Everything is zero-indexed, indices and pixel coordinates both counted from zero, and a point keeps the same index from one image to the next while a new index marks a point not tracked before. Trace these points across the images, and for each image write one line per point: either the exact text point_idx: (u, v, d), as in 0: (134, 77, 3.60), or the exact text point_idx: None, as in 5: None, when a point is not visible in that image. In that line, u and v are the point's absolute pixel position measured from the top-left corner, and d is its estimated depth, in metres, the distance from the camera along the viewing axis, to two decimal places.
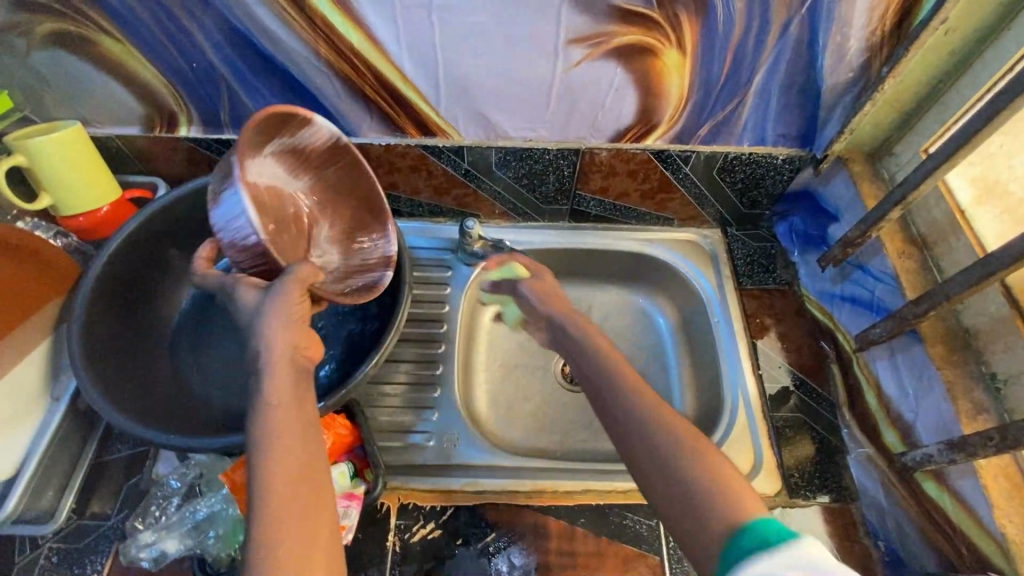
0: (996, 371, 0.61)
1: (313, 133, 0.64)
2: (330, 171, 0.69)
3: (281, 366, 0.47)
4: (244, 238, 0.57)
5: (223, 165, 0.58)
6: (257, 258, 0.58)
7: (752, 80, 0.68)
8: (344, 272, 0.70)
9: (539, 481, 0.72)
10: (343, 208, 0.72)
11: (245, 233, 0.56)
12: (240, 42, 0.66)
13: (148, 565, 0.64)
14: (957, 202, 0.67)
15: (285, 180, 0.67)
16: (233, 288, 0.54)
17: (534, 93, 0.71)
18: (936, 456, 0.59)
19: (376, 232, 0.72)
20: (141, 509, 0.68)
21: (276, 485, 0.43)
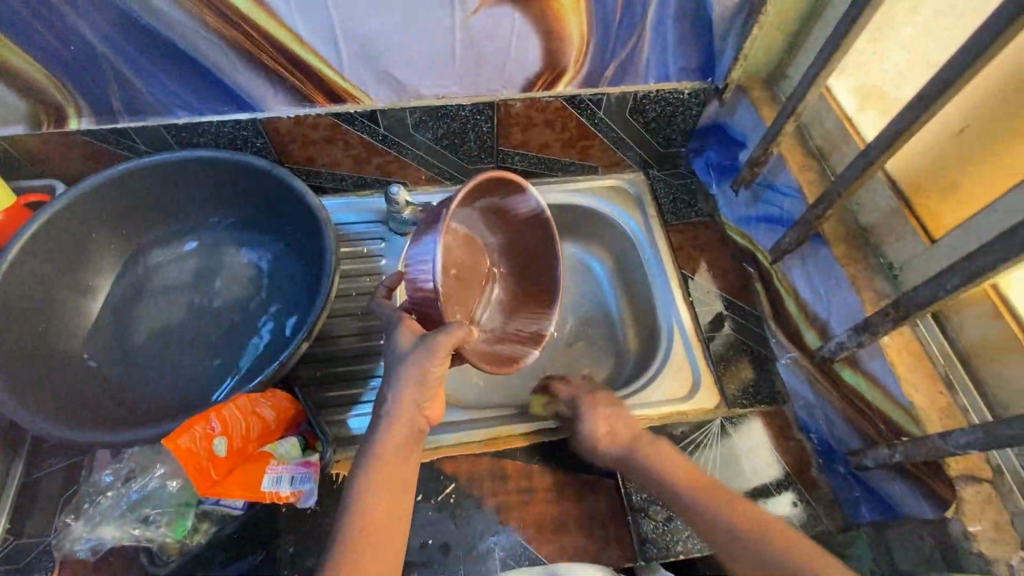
0: (892, 260, 0.67)
1: (522, 203, 0.73)
2: (520, 232, 0.77)
3: (406, 412, 0.55)
4: (422, 278, 0.60)
5: (433, 214, 0.62)
6: (428, 301, 0.60)
7: (646, 14, 0.70)
8: (496, 334, 0.75)
9: (494, 428, 0.72)
10: (530, 270, 0.79)
11: (424, 275, 0.60)
12: (117, 17, 0.62)
13: (86, 555, 0.61)
14: (843, 111, 0.71)
15: (479, 233, 0.78)
16: (393, 328, 0.59)
17: (437, 46, 0.70)
18: (847, 342, 0.64)
19: (537, 310, 0.77)
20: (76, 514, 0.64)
21: (370, 510, 0.53)
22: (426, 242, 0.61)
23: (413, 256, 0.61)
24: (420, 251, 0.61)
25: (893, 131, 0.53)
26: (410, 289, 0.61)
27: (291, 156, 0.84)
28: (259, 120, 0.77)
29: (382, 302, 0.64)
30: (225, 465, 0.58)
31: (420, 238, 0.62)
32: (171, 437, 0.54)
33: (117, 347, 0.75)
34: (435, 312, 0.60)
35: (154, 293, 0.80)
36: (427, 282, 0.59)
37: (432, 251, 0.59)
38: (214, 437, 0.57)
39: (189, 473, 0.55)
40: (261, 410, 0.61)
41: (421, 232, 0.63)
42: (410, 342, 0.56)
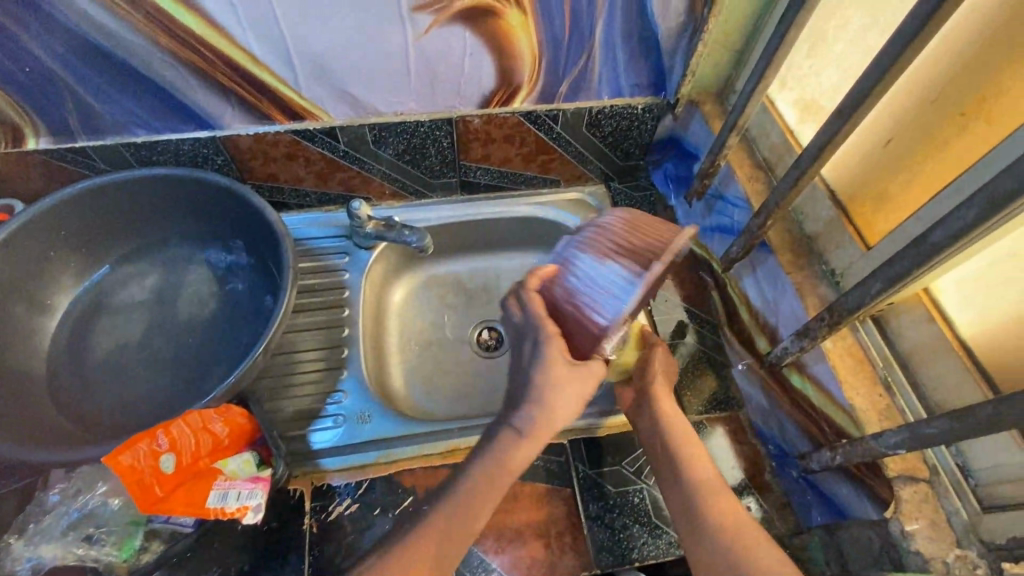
0: (833, 266, 0.68)
1: None
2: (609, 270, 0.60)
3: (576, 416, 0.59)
4: (588, 302, 0.56)
5: (626, 247, 0.56)
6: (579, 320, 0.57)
7: (594, 32, 0.72)
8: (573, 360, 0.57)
9: (451, 440, 0.74)
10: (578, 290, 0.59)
11: (598, 309, 0.55)
12: (67, 38, 0.63)
13: None
14: (785, 124, 0.74)
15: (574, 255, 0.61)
16: (539, 345, 0.58)
17: (391, 64, 0.72)
18: (790, 347, 0.65)
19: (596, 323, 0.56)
20: None
21: (444, 531, 0.56)
22: (579, 254, 0.59)
23: (581, 271, 0.57)
24: (585, 271, 0.57)
25: (820, 144, 0.55)
26: (573, 306, 0.57)
27: (254, 173, 0.85)
28: (218, 137, 0.78)
29: (533, 302, 0.59)
30: (172, 481, 0.59)
31: (587, 251, 0.58)
32: (115, 454, 0.56)
33: (74, 364, 0.75)
34: (584, 340, 0.57)
35: (113, 310, 0.80)
36: (599, 318, 0.55)
37: (625, 298, 0.54)
38: (161, 453, 0.58)
39: (131, 489, 0.57)
40: (213, 427, 0.62)
41: (592, 243, 0.59)
42: (566, 370, 0.57)
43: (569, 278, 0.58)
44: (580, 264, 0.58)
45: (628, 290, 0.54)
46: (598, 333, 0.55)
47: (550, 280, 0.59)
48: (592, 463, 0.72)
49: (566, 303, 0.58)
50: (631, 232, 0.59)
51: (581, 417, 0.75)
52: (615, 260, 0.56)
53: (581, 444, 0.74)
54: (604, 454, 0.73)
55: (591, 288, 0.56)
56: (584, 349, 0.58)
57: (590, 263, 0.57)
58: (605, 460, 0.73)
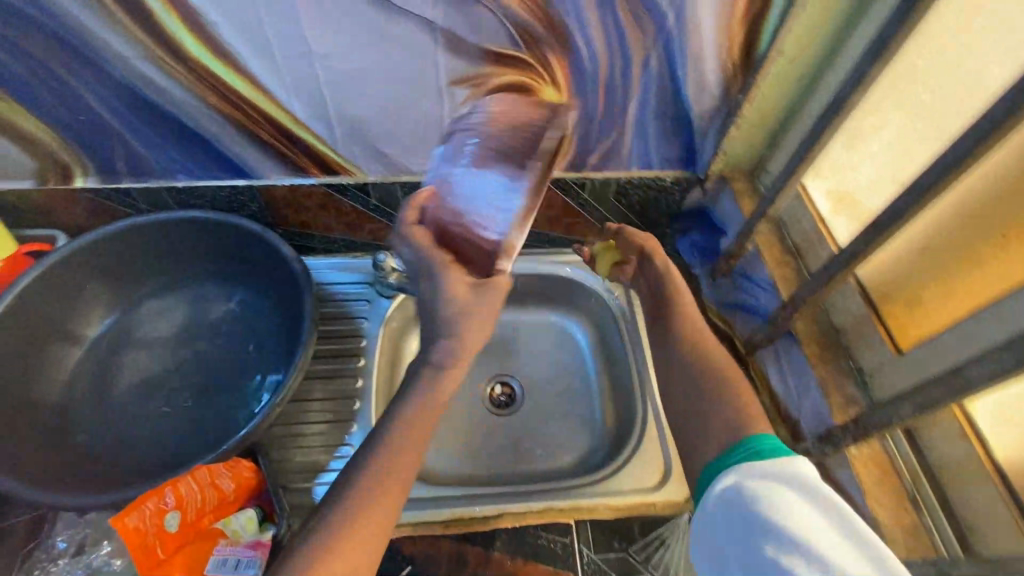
0: (862, 364, 0.66)
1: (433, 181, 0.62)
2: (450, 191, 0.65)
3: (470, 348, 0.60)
4: (489, 229, 0.60)
5: (515, 146, 0.59)
6: (477, 249, 0.61)
7: (627, 110, 0.73)
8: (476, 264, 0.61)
9: (457, 509, 0.73)
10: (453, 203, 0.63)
11: (486, 226, 0.60)
12: (124, 93, 0.67)
13: None
14: (817, 211, 0.73)
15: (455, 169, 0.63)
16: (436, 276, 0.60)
17: (426, 129, 0.74)
18: (813, 448, 0.64)
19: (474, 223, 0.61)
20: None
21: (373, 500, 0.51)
22: (451, 167, 0.63)
23: (461, 188, 0.62)
24: (461, 178, 0.62)
25: (854, 251, 0.54)
26: (462, 230, 0.61)
27: (285, 219, 0.87)
28: (255, 186, 0.80)
29: (416, 236, 0.62)
30: (173, 542, 0.61)
31: (461, 161, 0.63)
32: (121, 516, 0.57)
33: (93, 399, 0.76)
34: (469, 246, 0.61)
35: (135, 344, 0.81)
36: (489, 233, 0.60)
37: (510, 206, 0.59)
38: (166, 511, 0.59)
39: (135, 550, 0.58)
40: (221, 482, 0.62)
41: (463, 154, 0.63)
42: (468, 293, 0.60)
43: (483, 224, 0.60)
44: (451, 177, 0.63)
45: (513, 195, 0.59)
46: (492, 246, 0.60)
47: (431, 207, 0.63)
48: (598, 547, 0.71)
49: (454, 223, 0.62)
50: (497, 130, 0.62)
51: (588, 496, 0.74)
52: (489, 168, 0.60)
53: (588, 526, 0.72)
54: (611, 538, 0.72)
55: (474, 202, 0.61)
56: (484, 265, 0.61)
57: (464, 172, 0.62)
58: (611, 545, 0.71)
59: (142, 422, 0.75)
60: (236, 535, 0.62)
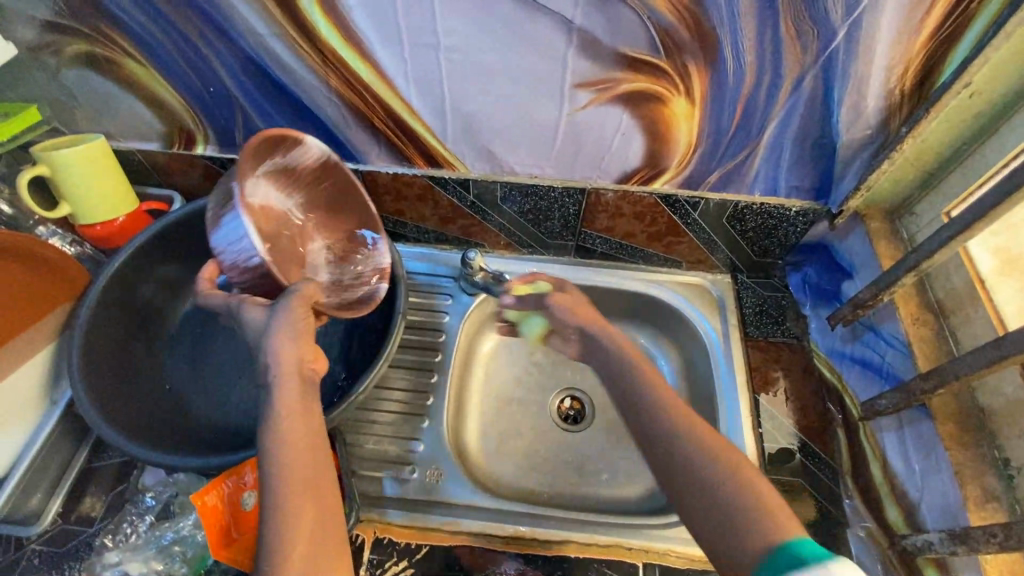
0: (1010, 457, 0.57)
1: (305, 154, 0.65)
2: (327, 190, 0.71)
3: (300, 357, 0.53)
4: (246, 259, 0.57)
5: (222, 188, 0.59)
6: (260, 279, 0.59)
7: (763, 132, 0.66)
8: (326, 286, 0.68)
9: (520, 527, 0.71)
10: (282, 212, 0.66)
11: (245, 257, 0.57)
12: (254, 70, 0.67)
13: None
14: (976, 271, 0.63)
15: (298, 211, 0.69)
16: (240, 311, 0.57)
17: (540, 131, 0.70)
18: (936, 545, 0.56)
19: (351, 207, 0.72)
20: (115, 523, 0.68)
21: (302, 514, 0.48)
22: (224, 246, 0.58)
23: (222, 245, 0.58)
24: (225, 236, 0.58)
25: None
26: (244, 276, 0.59)
27: (383, 206, 0.87)
28: (360, 170, 0.80)
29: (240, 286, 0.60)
30: (247, 523, 0.61)
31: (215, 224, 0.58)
32: (201, 493, 0.59)
33: (189, 358, 0.79)
34: (274, 287, 0.59)
35: None
36: (253, 259, 0.57)
37: (239, 226, 0.56)
38: (243, 490, 0.61)
39: (211, 530, 0.59)
40: None
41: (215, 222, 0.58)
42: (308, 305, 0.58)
43: (224, 262, 0.59)
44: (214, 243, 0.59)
45: (236, 220, 0.56)
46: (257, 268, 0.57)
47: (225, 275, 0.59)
48: None
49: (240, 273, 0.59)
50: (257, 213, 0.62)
51: (661, 537, 0.70)
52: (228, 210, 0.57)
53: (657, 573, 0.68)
54: None
55: (230, 249, 0.58)
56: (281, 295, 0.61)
57: (226, 226, 0.57)
58: None
59: (230, 389, 0.77)
60: None
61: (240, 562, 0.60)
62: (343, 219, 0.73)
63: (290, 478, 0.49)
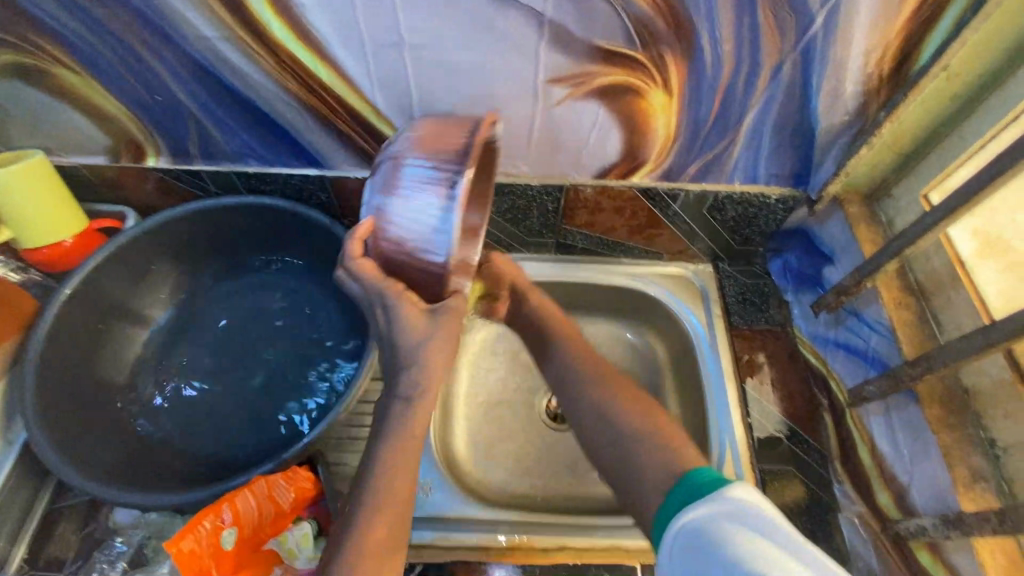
0: (996, 437, 0.58)
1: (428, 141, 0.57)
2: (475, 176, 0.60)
3: (429, 401, 0.54)
4: (423, 248, 0.49)
5: (394, 166, 0.50)
6: (416, 271, 0.51)
7: (742, 121, 0.65)
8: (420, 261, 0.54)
9: (516, 537, 0.69)
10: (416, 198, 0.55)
11: (431, 250, 0.49)
12: (204, 76, 0.63)
13: None
14: (957, 255, 0.62)
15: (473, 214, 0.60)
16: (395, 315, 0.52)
17: (515, 128, 0.67)
18: (930, 529, 0.56)
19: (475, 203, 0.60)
20: (85, 568, 0.64)
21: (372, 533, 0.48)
22: (382, 198, 0.50)
23: (396, 217, 0.49)
24: (398, 214, 0.49)
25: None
26: (408, 256, 0.50)
27: (353, 212, 0.83)
28: (326, 176, 0.76)
29: (363, 270, 0.52)
30: (228, 561, 0.58)
31: (387, 192, 0.50)
32: (175, 540, 0.55)
33: (154, 386, 0.75)
34: (424, 280, 0.52)
35: (197, 332, 0.79)
36: (435, 258, 0.49)
37: (446, 226, 0.48)
38: (222, 529, 0.57)
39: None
40: (279, 495, 0.59)
41: (387, 177, 0.50)
42: (422, 321, 0.52)
43: (387, 224, 0.50)
44: (389, 207, 0.50)
45: (445, 218, 0.47)
46: (439, 271, 0.50)
47: (370, 239, 0.52)
48: None
49: (391, 249, 0.51)
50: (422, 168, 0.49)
51: None
52: (419, 184, 0.49)
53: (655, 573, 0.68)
54: None
55: (406, 219, 0.49)
56: (435, 294, 0.53)
57: (396, 203, 0.49)
58: None
59: (201, 416, 0.73)
60: (291, 554, 0.60)
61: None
62: (472, 206, 0.61)
63: (382, 501, 0.50)
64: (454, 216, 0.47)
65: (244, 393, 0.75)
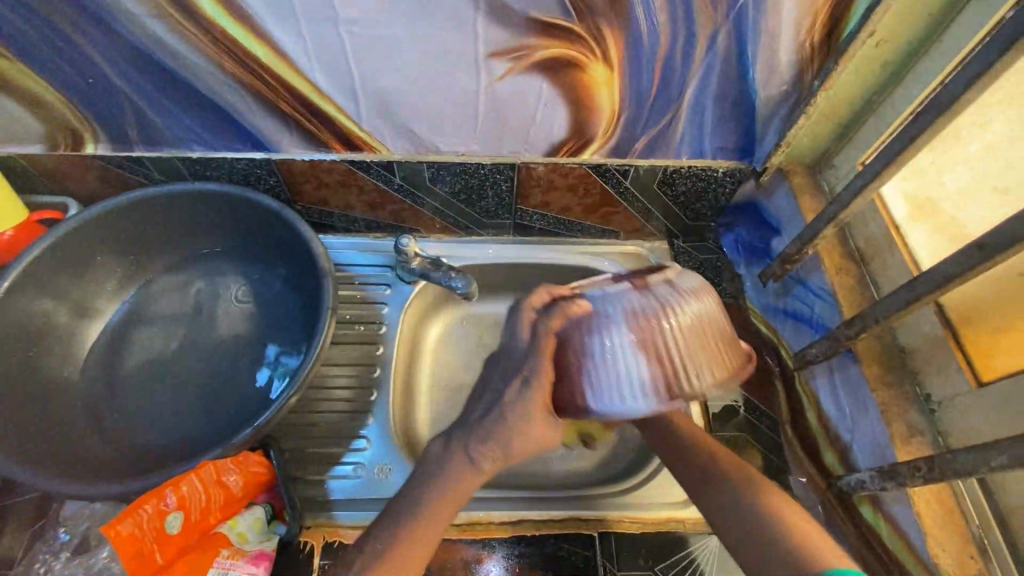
0: (931, 392, 0.60)
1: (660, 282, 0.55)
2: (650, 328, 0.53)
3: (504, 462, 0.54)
4: (610, 373, 0.52)
5: (644, 336, 0.52)
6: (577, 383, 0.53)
7: (684, 94, 0.66)
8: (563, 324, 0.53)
9: (474, 513, 0.70)
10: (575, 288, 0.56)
11: (595, 389, 0.53)
12: (136, 56, 0.61)
13: None
14: (891, 217, 0.65)
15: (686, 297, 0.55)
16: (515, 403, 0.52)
17: (460, 105, 0.67)
18: (868, 483, 0.58)
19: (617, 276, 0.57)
20: (27, 563, 0.62)
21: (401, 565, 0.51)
22: (616, 320, 0.53)
23: (609, 345, 0.52)
24: (609, 347, 0.52)
25: (948, 271, 0.48)
26: (578, 367, 0.53)
27: (305, 197, 0.82)
28: (274, 160, 0.75)
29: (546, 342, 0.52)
30: (173, 547, 0.57)
31: (622, 329, 0.52)
32: (114, 523, 0.54)
33: (102, 378, 0.73)
34: (568, 385, 0.53)
35: (146, 323, 0.78)
36: (592, 397, 0.53)
37: (631, 404, 0.53)
38: (166, 513, 0.55)
39: (132, 559, 0.54)
40: (227, 479, 0.59)
41: (625, 321, 0.53)
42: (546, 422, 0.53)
43: (594, 331, 0.53)
44: (608, 337, 0.52)
45: (639, 400, 0.52)
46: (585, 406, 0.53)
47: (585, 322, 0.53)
48: (622, 564, 0.67)
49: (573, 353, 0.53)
50: (648, 344, 0.52)
51: (614, 505, 0.71)
52: (646, 363, 0.52)
53: (612, 541, 0.69)
54: (637, 555, 0.68)
55: (611, 362, 0.52)
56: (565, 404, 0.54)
57: (622, 344, 0.52)
58: (637, 563, 0.67)
59: (152, 406, 0.72)
60: (242, 538, 0.59)
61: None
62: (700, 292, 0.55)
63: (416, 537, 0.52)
64: (647, 406, 0.52)
65: (196, 382, 0.74)
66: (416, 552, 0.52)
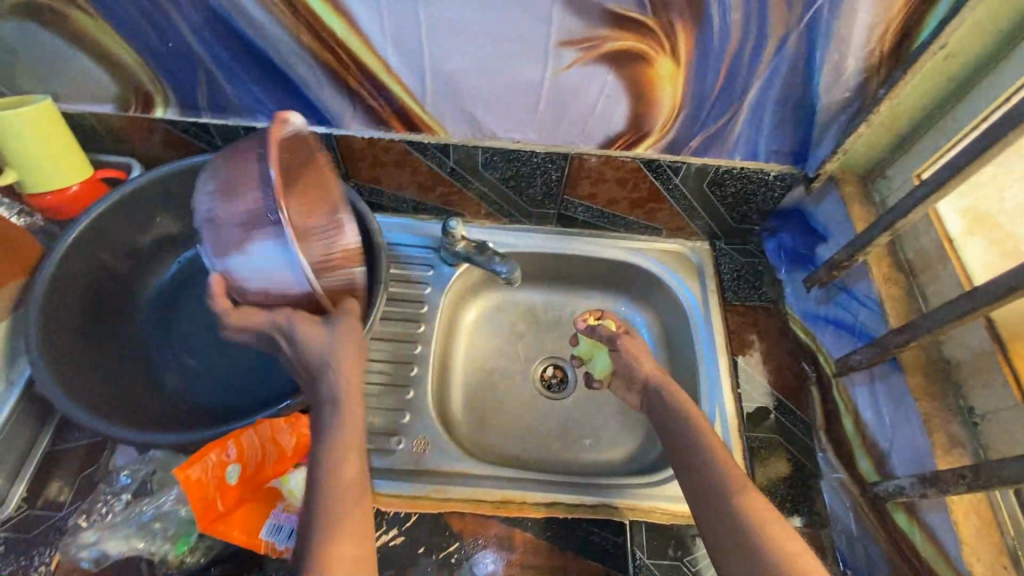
0: (974, 406, 0.61)
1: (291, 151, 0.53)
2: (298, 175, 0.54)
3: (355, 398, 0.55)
4: (280, 282, 0.52)
5: (244, 211, 0.50)
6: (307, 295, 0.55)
7: (746, 94, 0.66)
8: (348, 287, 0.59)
9: (510, 492, 0.72)
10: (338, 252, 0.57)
11: (288, 281, 0.52)
12: (218, 24, 0.63)
13: (87, 565, 0.61)
14: (945, 231, 0.65)
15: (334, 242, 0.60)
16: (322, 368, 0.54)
17: (523, 92, 0.68)
18: (907, 489, 0.59)
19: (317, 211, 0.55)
20: (85, 505, 0.65)
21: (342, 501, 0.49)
22: (218, 257, 0.52)
23: (247, 273, 0.52)
24: (249, 269, 0.51)
25: (1011, 283, 0.48)
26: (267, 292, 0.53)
27: (359, 173, 0.84)
28: (334, 135, 0.77)
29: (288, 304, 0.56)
30: (232, 496, 0.59)
31: (219, 253, 0.52)
32: (184, 468, 0.57)
33: (157, 334, 0.76)
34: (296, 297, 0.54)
35: (200, 285, 0.80)
36: (300, 288, 0.53)
37: (294, 257, 0.50)
38: (228, 464, 0.59)
39: (195, 504, 0.57)
40: (280, 437, 0.63)
41: (213, 230, 0.52)
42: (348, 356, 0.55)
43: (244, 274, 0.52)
44: (234, 264, 0.52)
45: (289, 251, 0.49)
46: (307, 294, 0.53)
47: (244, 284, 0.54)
48: (652, 552, 0.68)
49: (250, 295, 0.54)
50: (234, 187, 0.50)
51: (644, 496, 0.73)
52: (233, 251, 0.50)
53: (642, 529, 0.69)
54: (667, 545, 0.68)
55: (255, 270, 0.51)
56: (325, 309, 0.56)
57: (238, 259, 0.51)
58: (667, 553, 0.68)
59: (204, 364, 0.74)
60: (292, 494, 0.63)
61: (234, 537, 0.59)
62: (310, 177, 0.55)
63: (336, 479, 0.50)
64: (296, 250, 0.49)
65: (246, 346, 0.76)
66: (351, 496, 0.50)
